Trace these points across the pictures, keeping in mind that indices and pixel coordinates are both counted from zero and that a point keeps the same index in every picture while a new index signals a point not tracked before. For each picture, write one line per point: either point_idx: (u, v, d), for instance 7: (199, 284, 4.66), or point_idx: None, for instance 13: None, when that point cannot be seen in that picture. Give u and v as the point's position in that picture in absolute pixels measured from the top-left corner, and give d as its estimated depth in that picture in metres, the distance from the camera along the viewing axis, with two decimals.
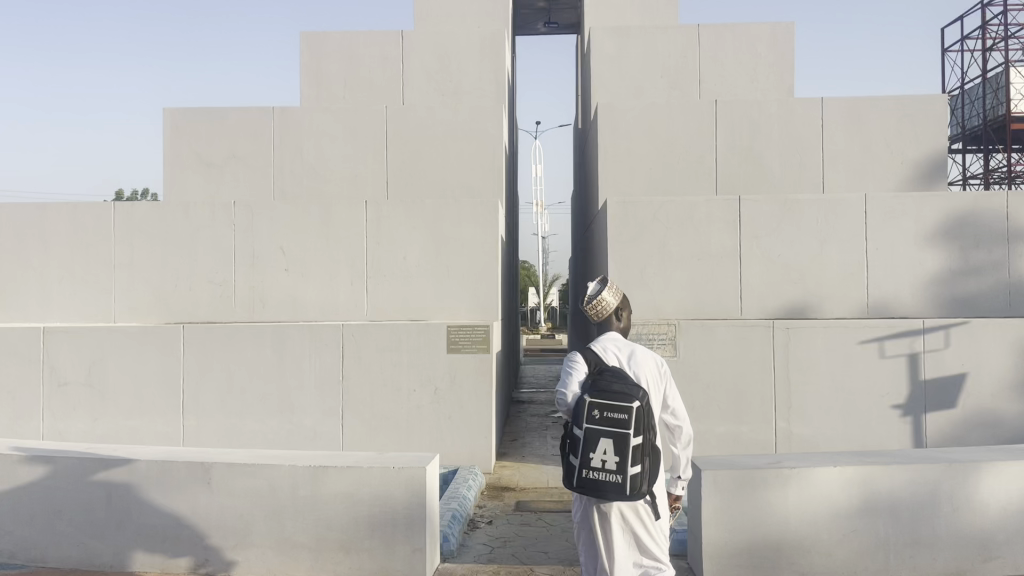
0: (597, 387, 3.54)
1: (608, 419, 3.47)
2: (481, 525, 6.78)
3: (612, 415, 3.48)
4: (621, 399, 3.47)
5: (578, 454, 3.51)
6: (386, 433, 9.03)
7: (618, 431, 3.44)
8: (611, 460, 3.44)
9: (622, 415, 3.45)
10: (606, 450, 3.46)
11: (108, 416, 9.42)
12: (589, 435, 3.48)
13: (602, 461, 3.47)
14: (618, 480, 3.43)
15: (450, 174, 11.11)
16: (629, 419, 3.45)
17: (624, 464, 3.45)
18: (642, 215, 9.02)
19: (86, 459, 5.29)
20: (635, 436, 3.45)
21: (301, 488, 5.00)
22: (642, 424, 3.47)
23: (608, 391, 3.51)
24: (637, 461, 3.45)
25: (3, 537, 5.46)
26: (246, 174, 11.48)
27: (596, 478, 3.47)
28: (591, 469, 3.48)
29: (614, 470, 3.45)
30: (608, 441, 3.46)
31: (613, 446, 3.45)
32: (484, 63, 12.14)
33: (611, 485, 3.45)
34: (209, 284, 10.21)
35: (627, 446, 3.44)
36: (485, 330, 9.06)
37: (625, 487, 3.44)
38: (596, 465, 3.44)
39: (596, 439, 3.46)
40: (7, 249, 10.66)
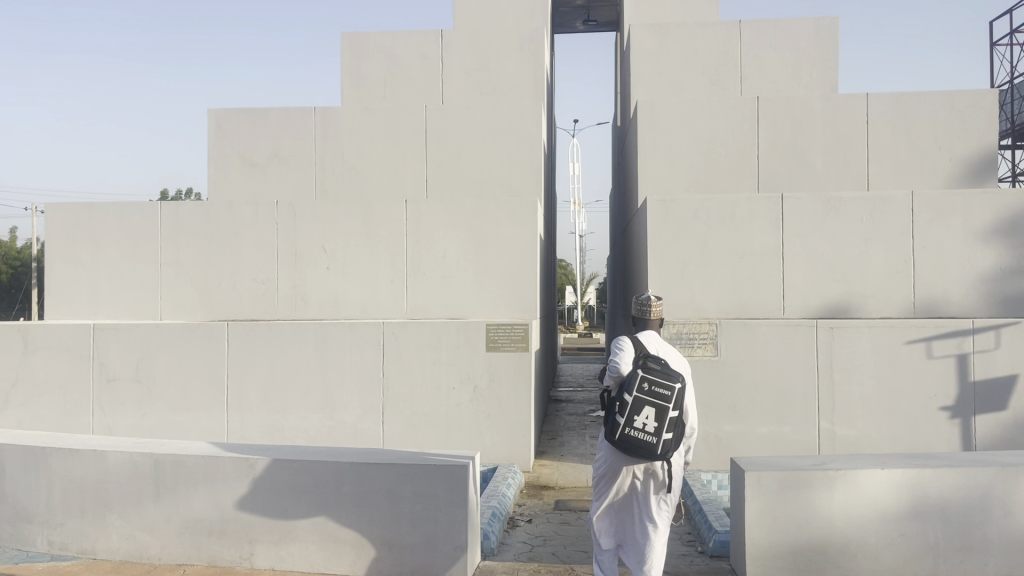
0: (648, 365, 4.38)
1: (655, 391, 4.33)
2: (521, 523, 6.78)
3: (658, 389, 4.33)
4: (668, 378, 4.34)
5: (624, 415, 4.34)
6: (425, 431, 9.08)
7: (661, 403, 4.32)
8: (651, 424, 4.31)
9: (668, 391, 4.32)
10: (648, 416, 4.33)
11: (155, 412, 9.61)
12: (637, 402, 4.32)
13: (643, 424, 4.34)
14: (654, 441, 4.31)
15: (490, 173, 11.13)
16: (672, 395, 4.33)
17: (659, 429, 4.33)
18: (682, 213, 8.96)
19: (135, 454, 5.41)
20: (672, 410, 4.34)
21: (344, 484, 5.05)
22: (679, 401, 4.36)
23: (657, 369, 4.37)
24: (670, 430, 4.35)
25: (56, 528, 5.61)
26: (289, 174, 11.62)
27: (636, 436, 4.32)
28: (632, 429, 4.33)
29: (652, 432, 4.32)
30: (651, 408, 4.32)
31: (655, 414, 4.32)
32: (524, 62, 12.16)
33: (646, 444, 4.33)
34: (253, 283, 10.36)
35: (666, 416, 4.32)
36: (524, 328, 9.07)
37: (658, 447, 4.33)
38: (640, 425, 4.30)
39: (643, 405, 4.31)
40: (58, 248, 10.94)
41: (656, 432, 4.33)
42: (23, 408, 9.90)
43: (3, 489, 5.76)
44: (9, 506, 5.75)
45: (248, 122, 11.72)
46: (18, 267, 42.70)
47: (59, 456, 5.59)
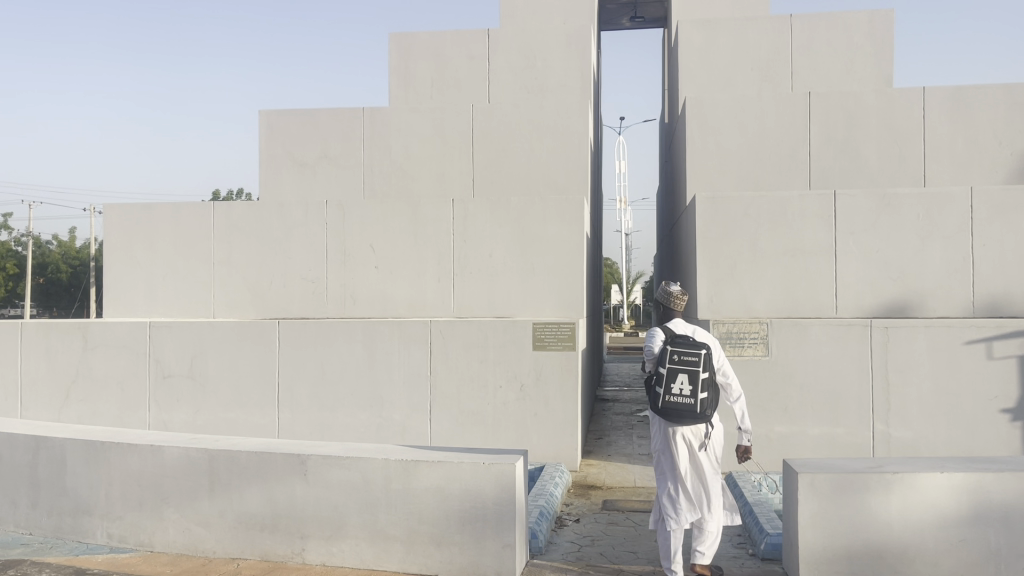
0: (675, 340, 5.14)
1: (684, 359, 5.05)
2: (569, 522, 6.75)
3: (686, 356, 5.05)
4: (692, 346, 5.06)
5: (663, 385, 5.08)
6: (473, 429, 9.11)
7: (691, 367, 5.02)
8: (686, 387, 5.00)
9: (694, 356, 5.03)
10: (683, 381, 5.04)
11: (209, 408, 9.81)
12: (671, 370, 5.05)
13: (680, 389, 5.03)
14: (691, 401, 4.98)
15: (536, 171, 11.13)
16: (699, 359, 5.02)
17: (695, 391, 5.01)
18: (732, 210, 8.84)
19: (190, 449, 5.52)
20: (703, 372, 5.03)
21: (393, 481, 5.09)
22: (708, 364, 5.05)
23: (682, 341, 5.11)
24: (704, 389, 5.02)
25: (115, 521, 5.75)
26: (338, 174, 11.76)
27: (677, 400, 5.02)
28: (672, 395, 5.04)
29: (689, 394, 5.00)
30: (684, 374, 5.03)
31: (688, 378, 5.02)
32: (570, 59, 12.11)
33: (686, 405, 5.00)
34: (303, 282, 10.51)
35: (698, 378, 5.01)
36: (570, 327, 9.03)
37: (697, 406, 4.99)
38: (676, 389, 5.01)
39: (676, 373, 5.04)
40: (116, 247, 11.22)
41: (693, 393, 5.01)
42: (83, 404, 10.19)
43: (65, 483, 5.94)
44: (71, 499, 5.91)
45: (297, 122, 11.87)
46: (78, 267, 43.93)
47: (117, 451, 5.73)
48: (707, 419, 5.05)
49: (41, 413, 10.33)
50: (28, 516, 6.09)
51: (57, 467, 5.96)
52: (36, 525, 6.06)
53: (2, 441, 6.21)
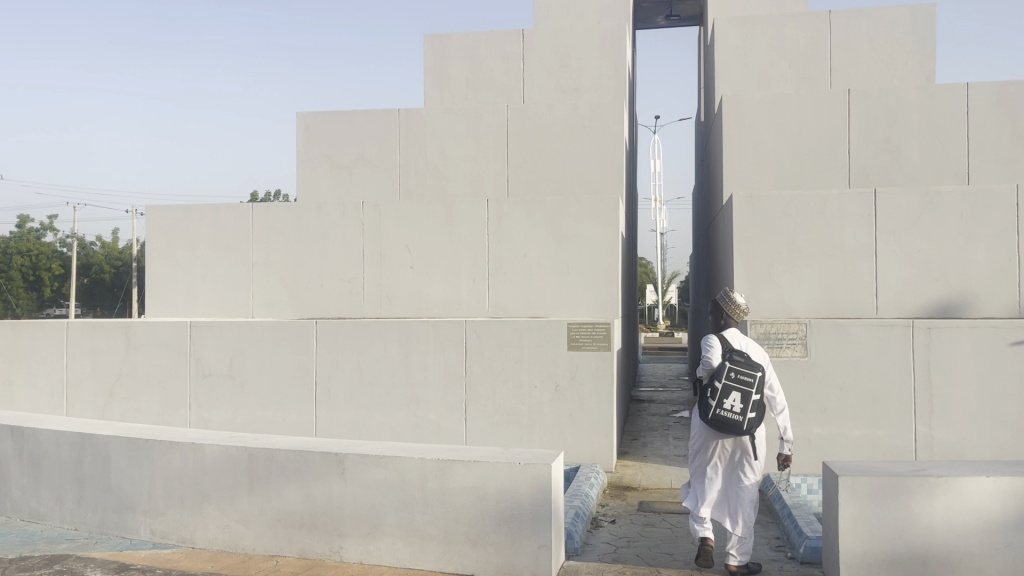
0: (735, 357, 5.20)
1: (740, 378, 5.13)
2: (605, 524, 6.73)
3: (742, 375, 5.14)
4: (750, 367, 5.14)
5: (715, 398, 5.16)
6: (508, 428, 9.11)
7: (746, 387, 5.11)
8: (738, 405, 5.09)
9: (751, 378, 5.12)
10: (735, 398, 5.13)
11: (247, 407, 9.94)
12: (725, 387, 5.14)
13: (731, 405, 5.13)
14: (740, 420, 5.08)
15: (571, 171, 11.11)
16: (755, 381, 5.11)
17: (745, 410, 5.11)
18: (770, 210, 8.74)
19: (230, 447, 5.60)
20: (755, 394, 5.13)
21: (430, 481, 5.12)
22: (761, 387, 5.14)
23: (741, 360, 5.19)
24: (754, 411, 5.12)
25: (157, 518, 5.86)
26: (374, 174, 11.83)
27: (727, 416, 5.11)
28: (722, 410, 5.13)
29: (739, 412, 5.10)
30: (738, 392, 5.12)
31: (741, 397, 5.11)
32: (604, 59, 12.07)
33: (735, 422, 5.10)
34: (339, 282, 10.62)
35: (750, 398, 5.10)
36: (605, 328, 8.99)
37: (744, 426, 5.09)
38: (728, 406, 5.10)
39: (730, 390, 5.13)
40: (158, 249, 11.43)
41: (743, 412, 5.11)
42: (125, 402, 10.39)
43: (109, 480, 6.06)
44: (114, 496, 6.04)
45: (334, 124, 11.98)
46: (120, 267, 44.78)
47: (159, 449, 5.84)
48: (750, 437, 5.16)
49: (85, 411, 10.55)
50: (74, 511, 6.23)
51: (101, 464, 6.09)
52: (82, 521, 6.20)
53: (49, 438, 6.36)
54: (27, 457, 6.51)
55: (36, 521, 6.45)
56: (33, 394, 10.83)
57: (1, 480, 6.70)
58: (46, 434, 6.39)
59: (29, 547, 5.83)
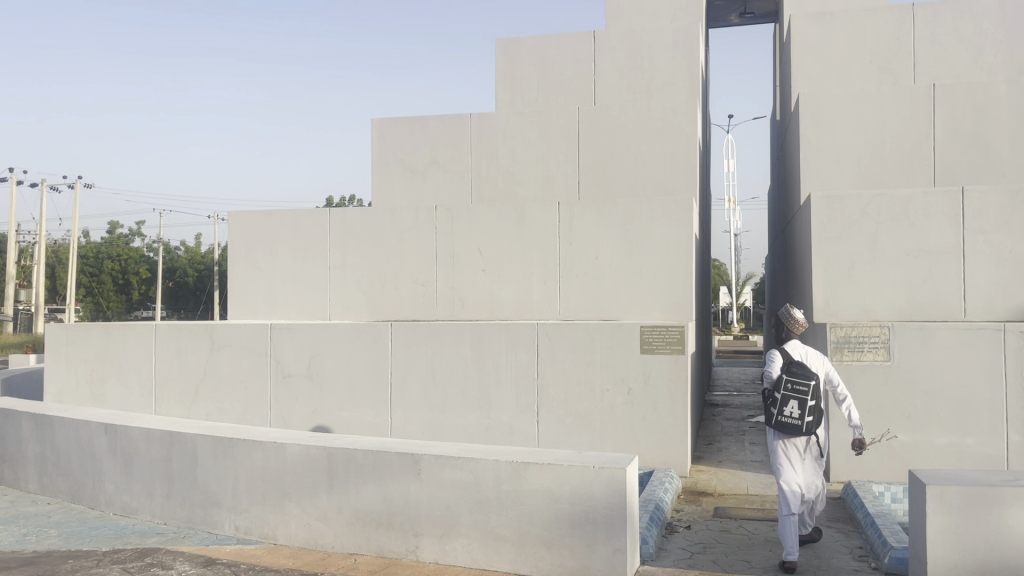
0: (791, 368, 5.65)
1: (796, 387, 5.58)
2: (679, 529, 6.64)
3: (798, 385, 5.59)
4: (803, 377, 5.57)
5: (775, 407, 5.65)
6: (580, 431, 9.09)
7: (801, 395, 5.56)
8: (796, 411, 5.55)
9: (805, 386, 5.55)
10: (793, 405, 5.59)
11: (325, 407, 10.17)
12: (783, 397, 5.60)
13: (790, 412, 5.59)
14: (798, 423, 5.54)
15: (643, 172, 11.03)
16: (810, 388, 5.55)
17: (803, 414, 5.55)
18: (850, 209, 8.51)
19: (310, 446, 5.75)
20: (810, 399, 5.56)
21: (504, 483, 5.15)
22: (816, 392, 5.56)
23: (796, 370, 5.62)
24: (811, 414, 5.55)
25: (241, 514, 6.05)
26: (447, 179, 11.96)
27: (787, 421, 5.58)
28: (783, 416, 5.60)
29: (797, 418, 5.55)
30: (794, 400, 5.57)
31: (798, 404, 5.57)
32: (677, 58, 11.94)
33: (794, 426, 5.55)
34: (414, 285, 10.79)
35: (807, 404, 5.55)
36: (680, 331, 8.83)
37: (803, 428, 5.53)
38: (787, 413, 5.57)
39: (788, 398, 5.59)
40: (240, 253, 11.80)
41: (801, 417, 5.56)
42: (210, 401, 10.75)
43: (195, 476, 6.29)
44: (201, 492, 6.26)
45: (407, 129, 12.13)
46: (203, 270, 46.29)
47: (243, 447, 6.03)
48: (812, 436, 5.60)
49: (173, 409, 10.96)
50: (163, 506, 6.48)
51: (188, 461, 6.32)
52: (170, 515, 6.45)
53: (140, 436, 6.63)
54: (119, 453, 6.80)
55: (128, 514, 6.73)
56: (124, 392, 11.30)
57: (96, 475, 7.02)
58: (137, 432, 6.66)
59: (122, 540, 6.09)
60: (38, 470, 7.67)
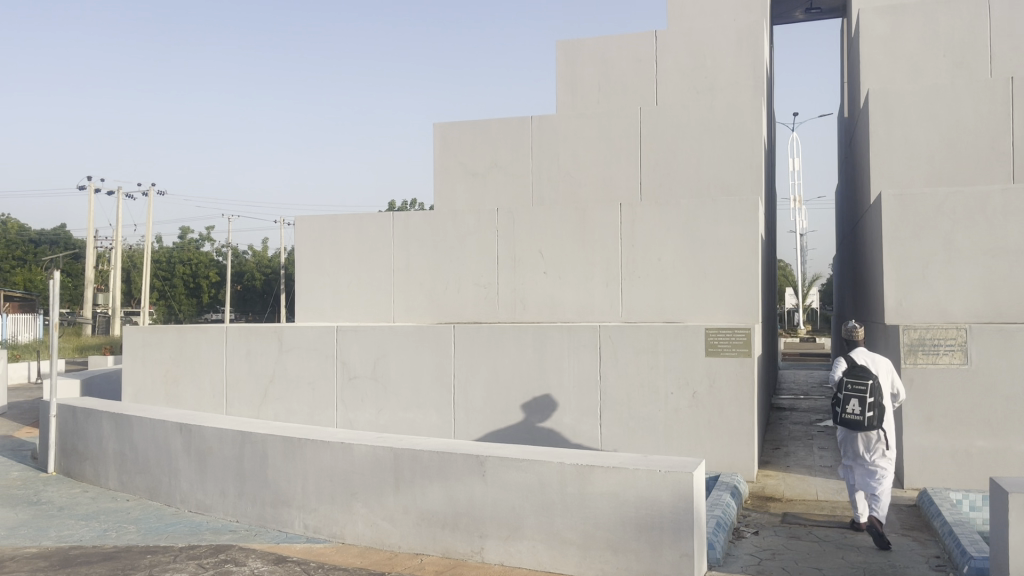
0: (851, 371, 6.51)
1: (856, 386, 6.42)
2: (747, 534, 6.53)
3: (858, 384, 6.41)
4: (861, 377, 6.40)
5: (840, 406, 6.51)
6: (644, 435, 9.01)
7: (861, 393, 6.39)
8: (856, 408, 6.38)
9: (863, 384, 6.38)
10: (855, 403, 6.42)
11: (390, 408, 10.30)
12: (845, 396, 6.46)
13: (853, 409, 6.43)
14: (859, 418, 6.36)
15: (706, 172, 10.90)
16: (868, 387, 6.36)
17: (864, 410, 6.37)
18: (923, 208, 8.26)
19: (377, 447, 5.84)
20: (869, 396, 6.37)
21: (569, 486, 5.13)
22: (875, 390, 6.37)
23: (856, 373, 6.48)
24: (871, 410, 6.35)
25: (310, 513, 6.17)
26: (509, 182, 11.99)
27: (850, 417, 6.41)
28: (846, 413, 6.45)
29: (859, 413, 6.37)
30: (855, 398, 6.42)
31: (858, 401, 6.40)
32: (742, 56, 11.76)
33: (856, 421, 6.38)
34: (475, 287, 10.86)
35: (866, 401, 6.37)
36: (746, 333, 8.67)
37: (865, 422, 6.34)
38: (849, 409, 6.42)
39: (850, 397, 6.44)
40: (307, 257, 12.05)
41: (862, 412, 6.37)
42: (278, 402, 10.99)
43: (266, 475, 6.43)
44: (271, 490, 6.40)
45: (469, 133, 12.20)
46: (270, 274, 47.34)
47: (312, 447, 6.15)
48: (875, 430, 6.36)
49: (244, 409, 11.24)
50: (235, 504, 6.65)
51: (259, 460, 6.47)
52: (243, 513, 6.61)
53: (213, 435, 6.82)
54: (194, 452, 7.01)
55: (203, 512, 6.93)
56: (197, 393, 11.62)
57: (172, 473, 7.25)
58: (210, 431, 6.86)
59: (197, 537, 6.27)
60: (117, 468, 7.95)
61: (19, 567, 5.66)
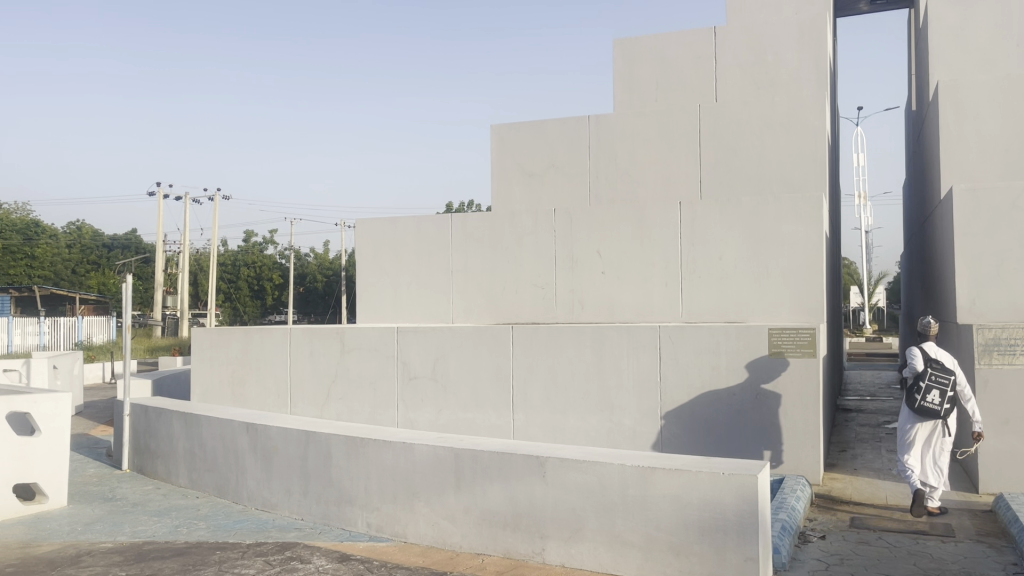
0: (935, 364, 7.10)
1: (939, 379, 7.04)
2: (814, 539, 6.39)
3: (941, 378, 7.05)
4: (946, 371, 7.04)
5: (919, 394, 7.08)
6: (706, 436, 8.89)
7: (943, 386, 7.03)
8: (938, 399, 7.01)
9: (947, 379, 7.03)
10: (935, 394, 7.04)
11: (449, 408, 10.37)
12: (927, 386, 7.06)
13: (931, 399, 7.05)
14: (938, 409, 7.00)
15: (768, 169, 10.72)
16: (950, 381, 7.03)
17: (942, 402, 7.02)
18: (997, 203, 7.97)
19: (438, 448, 5.89)
20: (950, 391, 7.03)
21: (630, 487, 5.08)
22: (954, 385, 7.05)
23: (939, 366, 7.08)
24: (950, 403, 7.02)
25: (373, 512, 6.25)
26: (566, 182, 11.95)
27: (929, 406, 7.03)
28: (925, 402, 7.05)
29: (938, 404, 7.02)
30: (937, 390, 7.03)
31: (939, 393, 7.03)
32: (805, 51, 11.52)
33: (934, 410, 7.02)
34: (533, 287, 10.86)
35: (947, 394, 7.02)
36: (811, 333, 8.44)
37: (942, 413, 7.01)
38: (930, 399, 7.02)
39: (932, 387, 7.04)
40: (367, 259, 12.20)
41: (941, 404, 7.02)
42: (341, 401, 11.16)
43: (330, 474, 6.54)
44: (335, 490, 6.51)
45: (526, 134, 12.19)
46: (331, 276, 48.12)
47: (374, 447, 6.24)
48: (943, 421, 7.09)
49: (308, 409, 11.45)
50: (300, 502, 6.78)
51: (323, 459, 6.59)
52: (307, 511, 6.74)
53: (278, 435, 6.97)
54: (260, 451, 7.16)
55: (269, 509, 7.07)
56: (262, 392, 11.87)
57: (239, 471, 7.42)
58: (275, 431, 7.01)
59: (264, 534, 6.41)
60: (187, 466, 8.17)
61: (96, 561, 5.86)
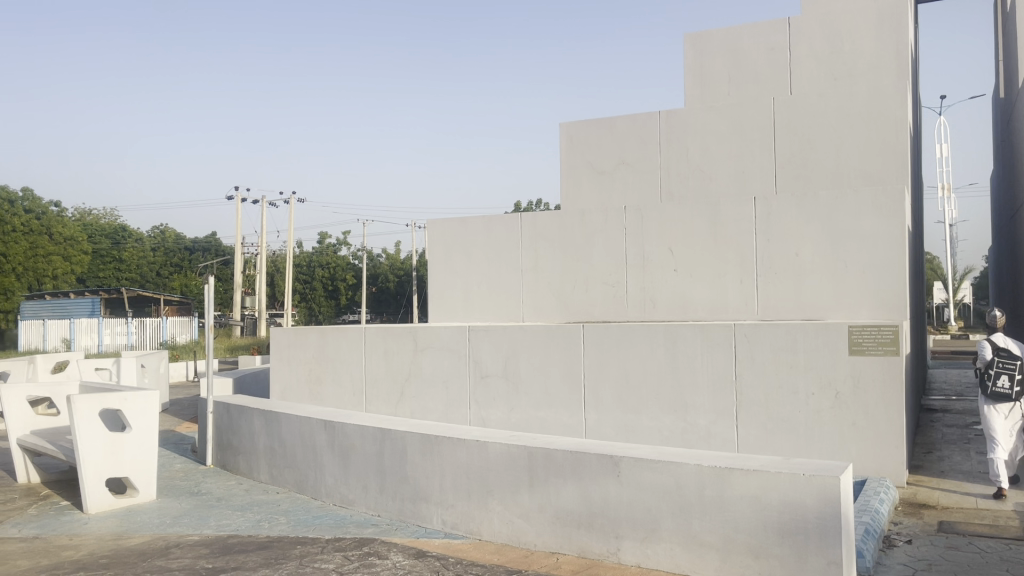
0: (1002, 352, 7.59)
1: (1006, 365, 7.53)
2: (899, 543, 6.19)
3: (1008, 364, 7.52)
4: (1012, 358, 7.52)
5: (990, 381, 7.57)
6: (783, 436, 8.70)
7: (1012, 371, 7.49)
8: (1006, 383, 7.49)
9: (1014, 364, 7.49)
10: (1004, 379, 7.52)
11: (521, 407, 10.40)
12: (997, 373, 7.55)
13: (1002, 384, 7.53)
14: (1008, 392, 7.47)
15: (847, 162, 10.45)
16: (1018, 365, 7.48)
17: (1012, 385, 7.49)
18: None
19: (512, 446, 5.91)
20: (1019, 374, 7.49)
21: (708, 488, 5.00)
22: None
23: (1006, 354, 7.56)
24: (1019, 385, 7.47)
25: (448, 509, 6.31)
26: (637, 179, 11.83)
27: (1000, 390, 7.51)
28: (996, 387, 7.53)
29: (1008, 387, 7.49)
30: (1006, 376, 7.51)
31: (1008, 378, 7.50)
32: (885, 39, 11.14)
33: (1006, 394, 7.49)
34: (605, 286, 10.80)
35: (1016, 377, 7.48)
36: (894, 330, 8.19)
37: (1013, 395, 7.47)
38: (1000, 384, 7.51)
39: (1000, 373, 7.53)
40: (439, 260, 12.32)
41: (1011, 387, 7.49)
42: (414, 400, 11.30)
43: (405, 471, 6.64)
44: (411, 487, 6.59)
45: (596, 131, 12.11)
46: (402, 276, 48.78)
47: (449, 445, 6.30)
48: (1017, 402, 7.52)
49: (382, 407, 11.63)
50: (377, 498, 6.89)
51: (398, 457, 6.69)
52: (384, 507, 6.84)
53: (355, 432, 7.10)
54: (337, 447, 7.31)
55: (346, 506, 7.21)
56: (338, 391, 12.11)
57: (317, 468, 7.59)
58: (353, 428, 7.15)
59: (342, 529, 6.54)
60: (268, 462, 8.39)
61: (184, 553, 6.07)
